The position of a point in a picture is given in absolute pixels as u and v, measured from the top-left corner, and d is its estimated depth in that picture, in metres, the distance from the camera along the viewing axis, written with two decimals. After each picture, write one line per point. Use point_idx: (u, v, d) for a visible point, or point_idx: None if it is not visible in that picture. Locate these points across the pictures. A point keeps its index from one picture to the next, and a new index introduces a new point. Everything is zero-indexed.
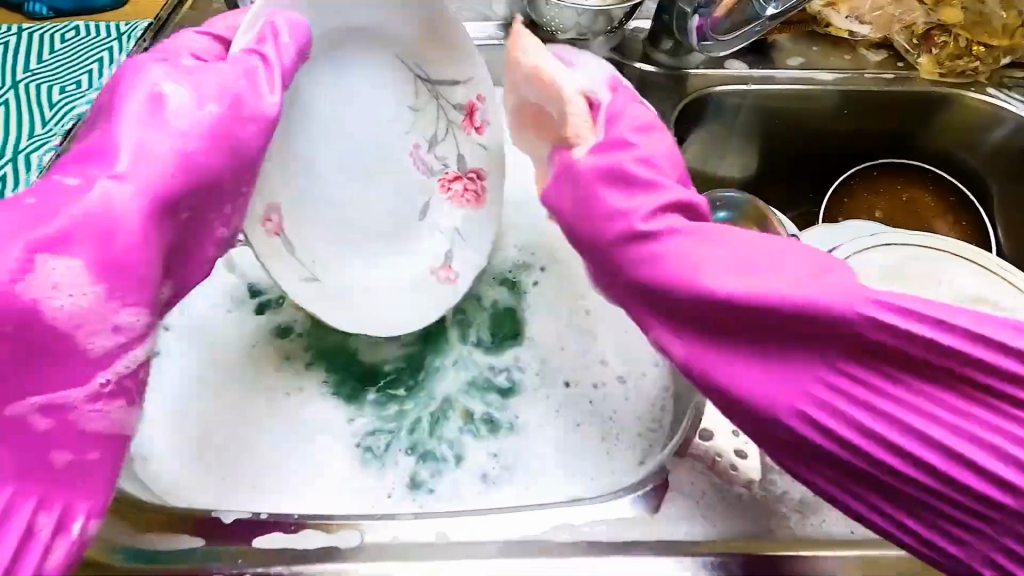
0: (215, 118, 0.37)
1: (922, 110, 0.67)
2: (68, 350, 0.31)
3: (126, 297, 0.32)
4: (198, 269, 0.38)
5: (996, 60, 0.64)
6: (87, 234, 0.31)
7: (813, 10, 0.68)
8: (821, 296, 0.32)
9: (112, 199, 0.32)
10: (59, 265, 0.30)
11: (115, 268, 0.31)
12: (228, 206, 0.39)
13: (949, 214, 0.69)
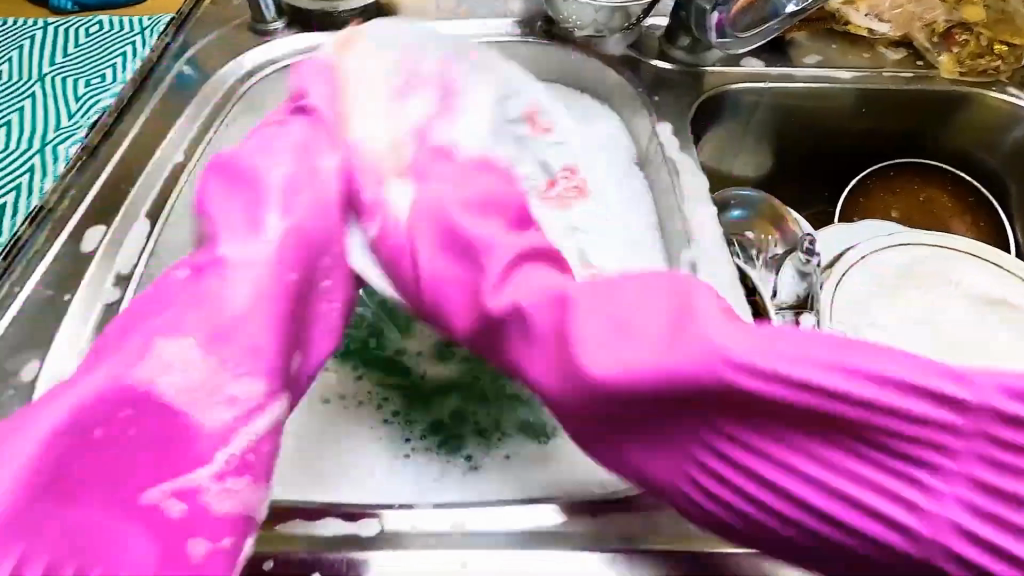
0: (293, 201, 0.42)
1: (942, 110, 0.66)
2: (192, 433, 0.34)
3: (242, 370, 0.36)
4: (326, 329, 0.42)
5: (1018, 58, 0.63)
6: (200, 325, 0.37)
7: (832, 8, 0.68)
8: (701, 359, 0.28)
9: (221, 292, 0.38)
10: (168, 356, 0.36)
11: (218, 342, 0.36)
12: (329, 258, 0.43)
13: (966, 213, 0.68)
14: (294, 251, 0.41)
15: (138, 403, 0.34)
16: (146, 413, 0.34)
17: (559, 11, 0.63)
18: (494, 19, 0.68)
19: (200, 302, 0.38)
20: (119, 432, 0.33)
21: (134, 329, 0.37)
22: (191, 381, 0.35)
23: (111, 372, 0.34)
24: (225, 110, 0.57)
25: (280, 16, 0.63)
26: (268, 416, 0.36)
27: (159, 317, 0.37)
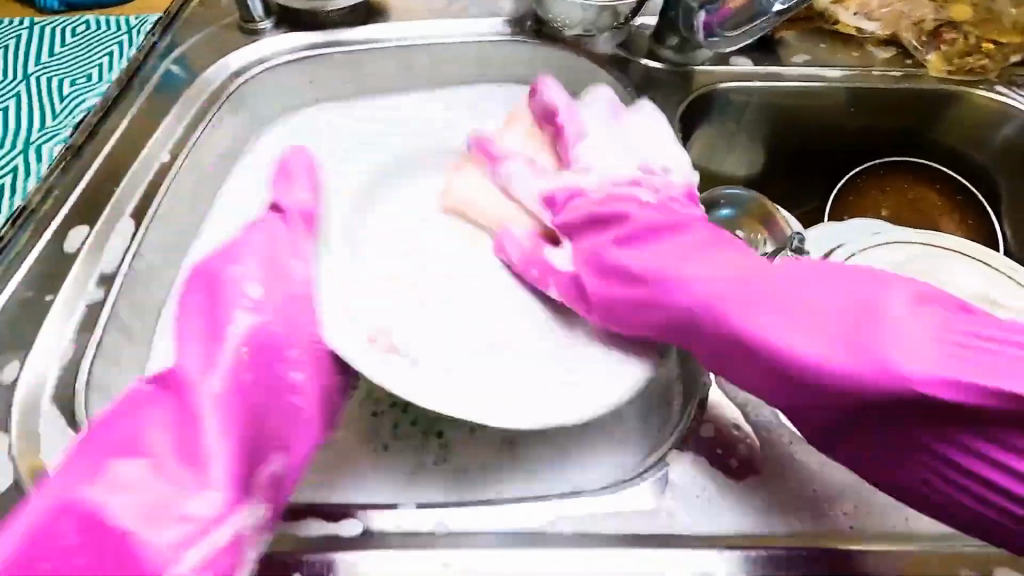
0: (266, 310, 0.44)
1: (930, 109, 0.67)
2: (144, 552, 0.33)
3: (215, 478, 0.36)
4: (299, 432, 0.41)
5: (1005, 57, 0.63)
6: (165, 446, 0.36)
7: (820, 7, 0.68)
8: (813, 339, 0.37)
9: (179, 388, 0.38)
10: (123, 476, 0.34)
11: (188, 456, 0.36)
12: (291, 354, 0.43)
13: (955, 211, 0.69)
14: (243, 364, 0.41)
15: (83, 525, 0.33)
16: (94, 535, 0.32)
17: (547, 10, 0.64)
18: (485, 19, 0.68)
19: (170, 421, 0.37)
20: (67, 562, 0.32)
21: (119, 430, 0.36)
22: (155, 501, 0.34)
23: (64, 488, 0.33)
24: (212, 110, 0.57)
25: (267, 15, 0.64)
26: (232, 525, 0.36)
27: (124, 434, 0.36)
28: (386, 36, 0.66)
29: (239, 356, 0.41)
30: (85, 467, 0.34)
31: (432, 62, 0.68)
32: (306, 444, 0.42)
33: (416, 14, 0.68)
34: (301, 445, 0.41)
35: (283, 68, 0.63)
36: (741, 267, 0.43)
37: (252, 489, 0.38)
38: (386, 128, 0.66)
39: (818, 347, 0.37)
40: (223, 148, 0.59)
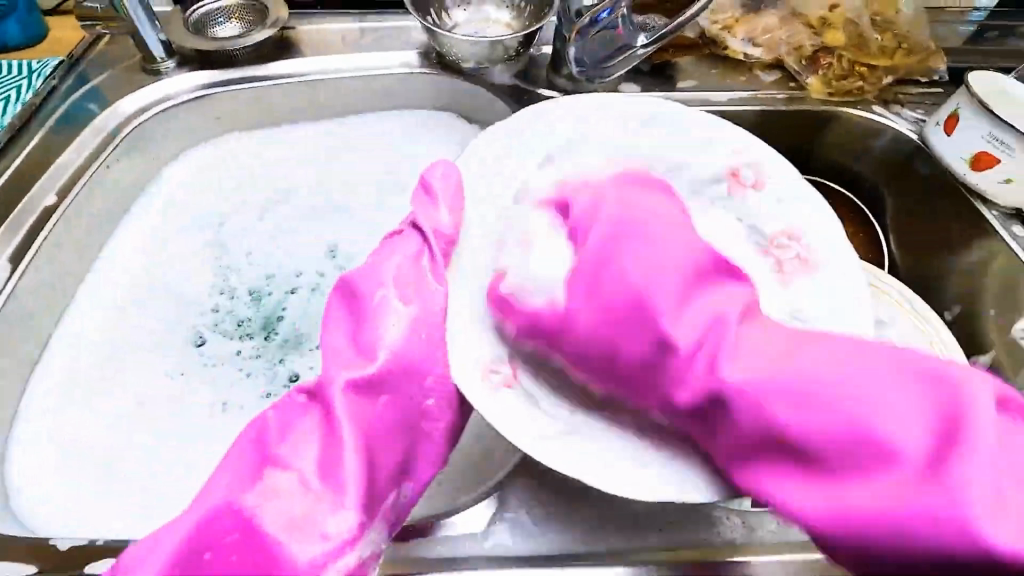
0: (406, 336, 0.43)
1: (815, 127, 0.69)
2: (287, 564, 0.35)
3: (349, 500, 0.37)
4: (427, 450, 0.42)
5: (879, 79, 0.66)
6: (305, 457, 0.39)
7: (711, 33, 0.71)
8: (857, 410, 0.29)
9: (325, 420, 0.40)
10: (276, 485, 0.37)
11: (324, 472, 0.38)
12: (426, 379, 0.43)
13: (848, 226, 0.70)
14: (379, 388, 0.41)
15: (240, 529, 0.35)
16: (248, 537, 0.35)
17: (441, 44, 0.65)
18: (390, 52, 0.71)
19: (313, 436, 0.39)
20: (224, 557, 0.35)
21: (278, 440, 0.39)
22: (298, 511, 0.36)
23: (229, 492, 0.37)
24: (106, 153, 0.61)
25: (170, 55, 0.66)
26: (358, 550, 0.37)
27: (287, 446, 0.39)
28: (291, 71, 0.68)
29: (380, 381, 0.42)
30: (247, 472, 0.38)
31: (339, 93, 0.70)
32: (428, 463, 0.42)
33: (323, 49, 0.70)
34: (423, 463, 0.42)
35: (186, 106, 0.66)
36: (767, 332, 0.33)
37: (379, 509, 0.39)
38: (291, 162, 0.69)
39: (858, 409, 0.29)
40: (121, 188, 0.63)
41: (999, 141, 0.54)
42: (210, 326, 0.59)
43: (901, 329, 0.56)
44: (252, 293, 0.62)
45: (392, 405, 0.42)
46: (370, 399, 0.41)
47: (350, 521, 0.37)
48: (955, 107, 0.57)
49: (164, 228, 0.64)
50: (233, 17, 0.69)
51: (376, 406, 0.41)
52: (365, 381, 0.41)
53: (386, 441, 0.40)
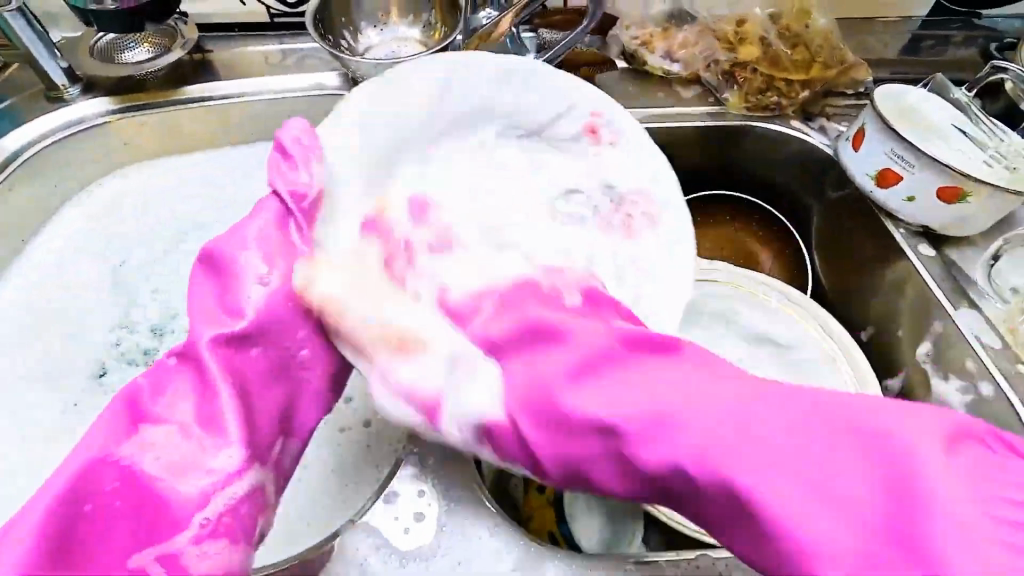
0: (277, 288, 0.35)
1: (733, 141, 0.67)
2: (162, 507, 0.30)
3: (221, 443, 0.32)
4: (306, 400, 0.38)
5: (796, 94, 0.64)
6: (186, 406, 0.32)
7: (630, 48, 0.69)
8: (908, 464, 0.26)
9: (191, 378, 0.33)
10: (154, 436, 0.31)
11: (205, 416, 0.32)
12: (297, 334, 0.36)
13: (773, 242, 0.69)
14: (253, 341, 0.35)
15: (123, 478, 0.30)
16: (132, 492, 0.30)
17: (347, 67, 0.64)
18: (306, 73, 0.69)
19: (189, 390, 0.33)
20: (108, 506, 0.29)
21: (152, 393, 0.32)
22: (182, 455, 0.31)
23: (101, 443, 0.30)
24: None
25: (74, 82, 0.65)
26: (246, 482, 0.33)
27: (159, 402, 0.32)
28: (204, 95, 0.67)
29: (257, 334, 0.35)
30: (119, 416, 0.31)
31: (254, 116, 0.69)
32: (315, 416, 0.38)
33: (237, 71, 0.69)
34: (306, 415, 0.38)
35: (94, 131, 0.65)
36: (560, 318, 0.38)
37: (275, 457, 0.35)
38: (199, 185, 0.69)
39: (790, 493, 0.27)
40: (19, 219, 0.63)
41: (900, 158, 0.52)
42: (114, 355, 0.59)
43: (809, 353, 0.55)
44: (154, 328, 0.61)
45: (261, 362, 0.35)
46: (244, 353, 0.34)
47: (226, 450, 0.32)
48: (862, 123, 0.55)
49: (68, 258, 0.63)
50: (144, 42, 0.67)
51: (252, 352, 0.35)
52: (234, 336, 0.34)
53: (253, 389, 0.35)
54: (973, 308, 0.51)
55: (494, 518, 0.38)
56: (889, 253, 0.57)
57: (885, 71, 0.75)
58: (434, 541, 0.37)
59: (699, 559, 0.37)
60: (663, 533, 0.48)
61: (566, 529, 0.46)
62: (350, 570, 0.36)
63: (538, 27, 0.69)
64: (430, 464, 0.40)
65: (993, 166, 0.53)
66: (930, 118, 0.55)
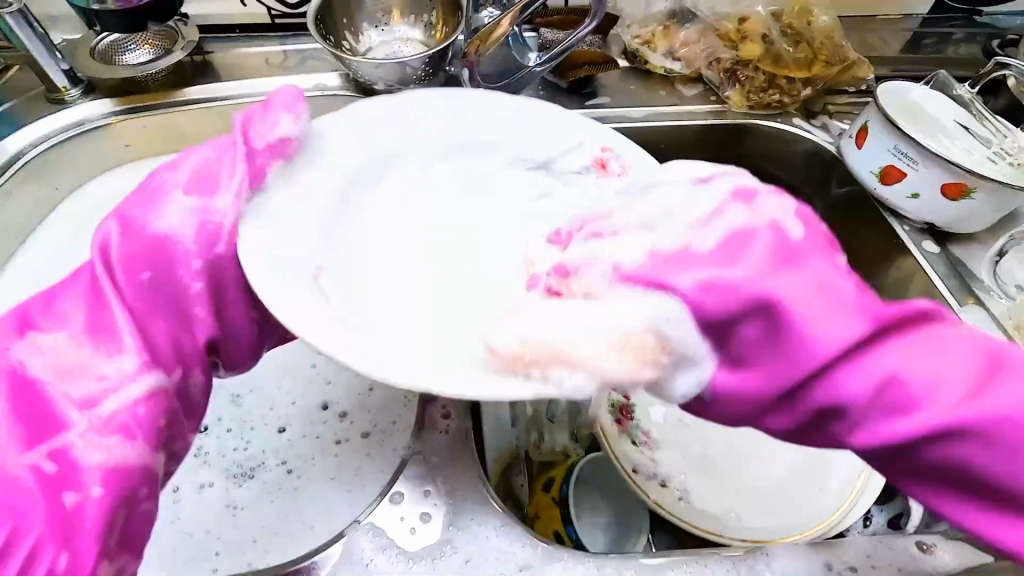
0: (185, 210, 0.36)
1: (737, 139, 0.67)
2: (50, 409, 0.32)
3: (116, 349, 0.33)
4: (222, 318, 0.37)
5: (799, 92, 0.64)
6: (77, 315, 0.33)
7: (632, 47, 0.69)
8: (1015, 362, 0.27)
9: (81, 295, 0.34)
10: (44, 339, 0.32)
11: (104, 324, 0.33)
12: (191, 263, 0.35)
13: None
14: (147, 260, 0.35)
15: (6, 372, 0.32)
16: (15, 392, 0.31)
17: (349, 67, 0.64)
18: (308, 74, 0.69)
19: (80, 303, 0.34)
20: None
21: (43, 308, 0.34)
22: (73, 359, 0.32)
23: None
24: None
25: (75, 84, 0.65)
26: (146, 387, 0.33)
27: (47, 312, 0.33)
28: (206, 96, 0.67)
29: (153, 251, 0.35)
30: (8, 323, 0.33)
31: None
32: (237, 340, 0.38)
33: (239, 72, 0.69)
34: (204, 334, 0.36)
35: (96, 132, 0.65)
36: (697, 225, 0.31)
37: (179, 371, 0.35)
38: None
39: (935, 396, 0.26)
40: (18, 223, 0.63)
41: (903, 155, 0.52)
42: None
43: None
44: None
45: (168, 282, 0.35)
46: (142, 268, 0.34)
47: (128, 359, 0.33)
48: (864, 120, 0.55)
49: (63, 260, 0.63)
50: (144, 43, 0.67)
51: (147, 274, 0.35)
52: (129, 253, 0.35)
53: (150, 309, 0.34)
54: (979, 303, 0.51)
55: (501, 518, 0.38)
56: (893, 250, 0.57)
57: (888, 68, 0.75)
58: (441, 541, 0.37)
59: (707, 557, 0.37)
60: (671, 531, 0.48)
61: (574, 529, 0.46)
62: (355, 570, 0.36)
63: (539, 27, 0.68)
64: (434, 465, 0.40)
65: (997, 161, 0.52)
66: (933, 115, 0.55)
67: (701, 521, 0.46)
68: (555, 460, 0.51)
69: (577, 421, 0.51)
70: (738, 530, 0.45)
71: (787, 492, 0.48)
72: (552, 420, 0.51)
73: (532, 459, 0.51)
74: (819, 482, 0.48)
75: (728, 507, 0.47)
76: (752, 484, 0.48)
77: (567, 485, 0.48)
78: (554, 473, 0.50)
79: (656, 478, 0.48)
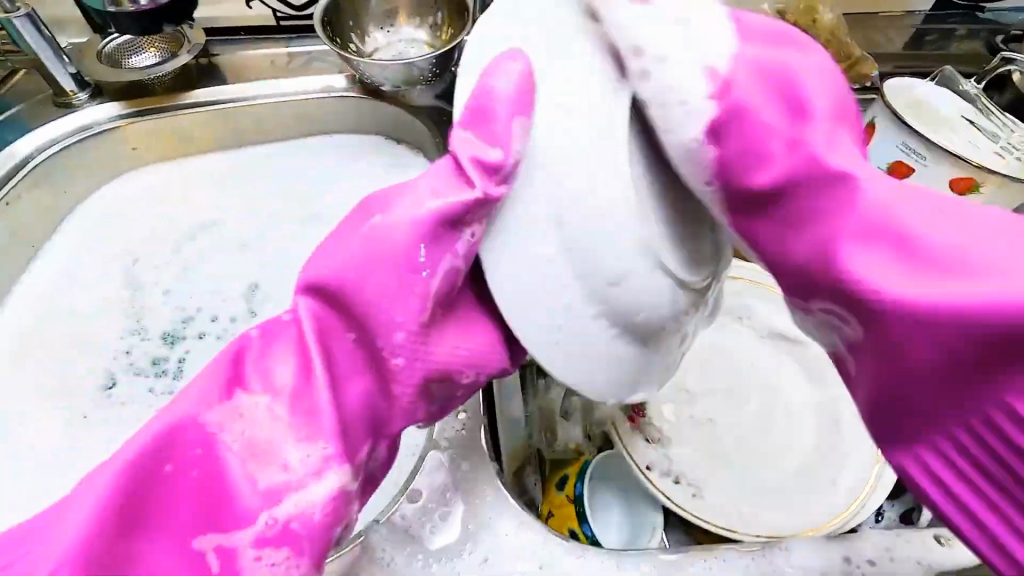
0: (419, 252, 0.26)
1: None
2: (232, 500, 0.24)
3: (309, 436, 0.25)
4: (429, 381, 0.28)
5: None
6: (287, 378, 0.26)
7: None
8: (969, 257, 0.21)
9: (263, 354, 0.26)
10: (247, 405, 0.25)
11: (301, 395, 0.26)
12: (394, 337, 0.26)
13: None
14: (353, 320, 0.27)
15: (204, 454, 0.25)
16: (207, 466, 0.24)
17: (356, 69, 0.64)
18: (315, 75, 0.69)
19: (285, 363, 0.26)
20: (185, 478, 0.24)
21: (255, 355, 0.26)
22: (259, 437, 0.25)
23: (190, 403, 0.25)
24: (7, 189, 0.60)
25: (82, 88, 0.65)
26: (326, 486, 0.25)
27: (254, 367, 0.26)
28: (212, 99, 0.67)
29: (365, 310, 0.26)
30: (218, 375, 0.25)
31: (263, 118, 0.69)
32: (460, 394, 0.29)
33: (245, 74, 0.69)
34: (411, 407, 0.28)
35: (103, 136, 0.65)
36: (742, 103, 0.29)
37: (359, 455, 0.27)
38: (209, 187, 0.68)
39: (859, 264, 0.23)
40: (31, 227, 0.63)
41: (911, 150, 0.52)
42: (123, 366, 0.58)
43: None
44: (165, 335, 0.60)
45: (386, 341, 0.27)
46: (339, 323, 0.27)
47: (313, 451, 0.25)
48: (872, 117, 0.55)
49: (73, 261, 0.64)
50: (151, 47, 0.67)
51: (348, 340, 0.27)
52: (343, 308, 0.26)
53: (344, 379, 0.26)
54: None
55: (521, 516, 0.38)
56: None
57: (890, 65, 0.75)
58: (461, 539, 0.37)
59: (727, 552, 0.37)
60: (689, 528, 0.48)
61: (591, 527, 0.46)
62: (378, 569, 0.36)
63: None
64: (450, 462, 0.40)
65: (1005, 156, 0.53)
66: (939, 111, 0.56)
67: (720, 518, 0.46)
68: (570, 455, 0.52)
69: (588, 418, 0.51)
70: (756, 527, 0.46)
71: (800, 488, 0.48)
72: (564, 416, 0.51)
73: (546, 457, 0.51)
74: (833, 478, 0.48)
75: (745, 503, 0.47)
76: (762, 481, 0.48)
77: (583, 483, 0.48)
78: (567, 470, 0.50)
79: (672, 477, 0.48)
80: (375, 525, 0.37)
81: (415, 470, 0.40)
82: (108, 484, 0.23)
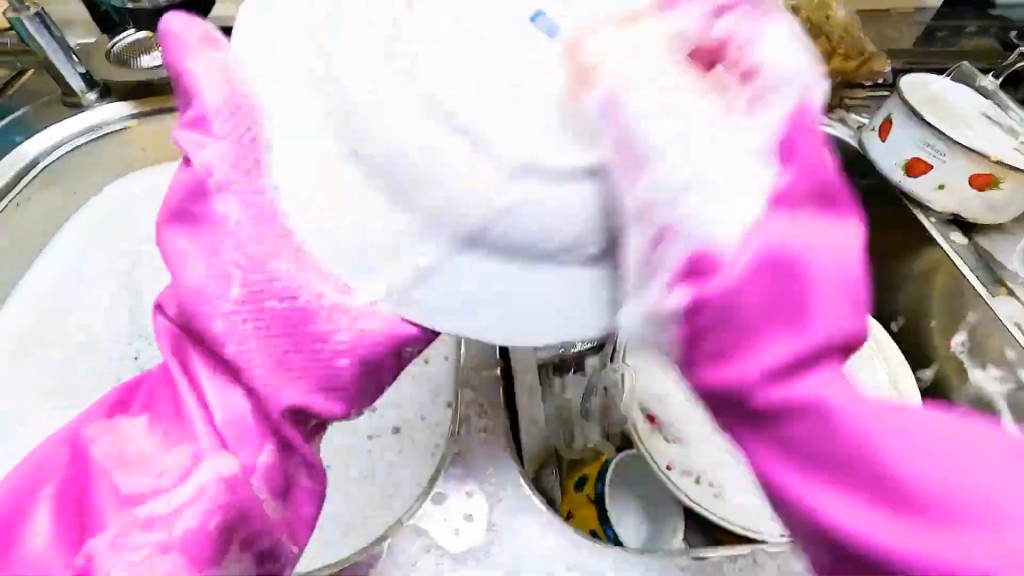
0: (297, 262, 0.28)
1: None
2: (109, 510, 0.28)
3: (183, 447, 0.28)
4: (302, 372, 0.29)
5: None
6: (163, 402, 0.30)
7: None
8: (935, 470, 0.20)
9: (146, 383, 0.31)
10: (126, 426, 0.29)
11: (171, 416, 0.29)
12: (240, 345, 0.28)
13: None
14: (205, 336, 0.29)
15: (76, 472, 0.28)
16: (76, 483, 0.28)
17: None
18: None
19: (163, 388, 0.30)
20: (61, 493, 0.28)
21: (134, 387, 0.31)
22: (130, 451, 0.29)
23: (74, 427, 0.29)
24: (16, 191, 0.60)
25: (92, 87, 0.65)
26: (193, 485, 0.28)
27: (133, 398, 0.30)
28: None
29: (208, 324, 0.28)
30: (105, 404, 0.30)
31: None
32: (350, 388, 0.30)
33: None
34: (283, 394, 0.28)
35: (112, 137, 0.65)
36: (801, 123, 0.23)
37: (244, 454, 0.28)
38: None
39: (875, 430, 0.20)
40: (40, 226, 0.63)
41: (929, 146, 0.52)
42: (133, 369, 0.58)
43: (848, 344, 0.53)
44: None
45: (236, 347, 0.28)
46: (190, 344, 0.29)
47: (177, 461, 0.28)
48: (888, 113, 0.54)
49: (80, 258, 0.63)
50: (159, 46, 0.66)
51: (192, 355, 0.29)
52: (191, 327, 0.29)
53: (202, 388, 0.29)
54: (1011, 295, 0.52)
55: (544, 517, 0.38)
56: (919, 241, 0.56)
57: (903, 60, 0.74)
58: (485, 540, 0.37)
59: (753, 554, 0.37)
60: (709, 529, 0.48)
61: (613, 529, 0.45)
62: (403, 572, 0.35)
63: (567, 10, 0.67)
64: (475, 465, 0.39)
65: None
66: (957, 107, 0.55)
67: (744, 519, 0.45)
68: (588, 456, 0.51)
69: (609, 417, 0.51)
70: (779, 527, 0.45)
71: None
72: (585, 415, 0.51)
73: (565, 457, 0.50)
74: None
75: None
76: None
77: (603, 482, 0.48)
78: (587, 470, 0.49)
79: (694, 477, 0.47)
80: (400, 528, 0.37)
81: (438, 473, 0.39)
82: (15, 484, 0.28)
